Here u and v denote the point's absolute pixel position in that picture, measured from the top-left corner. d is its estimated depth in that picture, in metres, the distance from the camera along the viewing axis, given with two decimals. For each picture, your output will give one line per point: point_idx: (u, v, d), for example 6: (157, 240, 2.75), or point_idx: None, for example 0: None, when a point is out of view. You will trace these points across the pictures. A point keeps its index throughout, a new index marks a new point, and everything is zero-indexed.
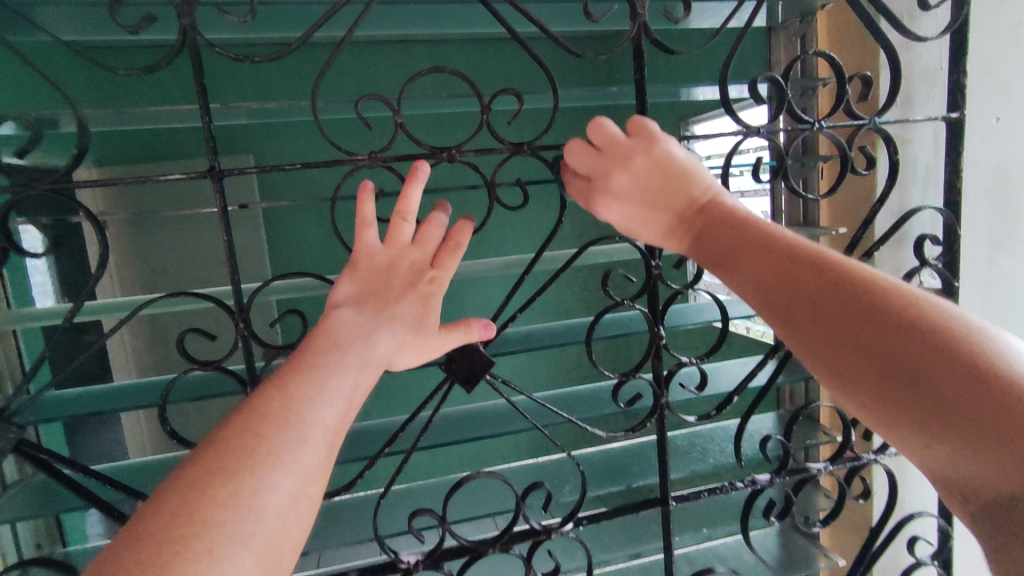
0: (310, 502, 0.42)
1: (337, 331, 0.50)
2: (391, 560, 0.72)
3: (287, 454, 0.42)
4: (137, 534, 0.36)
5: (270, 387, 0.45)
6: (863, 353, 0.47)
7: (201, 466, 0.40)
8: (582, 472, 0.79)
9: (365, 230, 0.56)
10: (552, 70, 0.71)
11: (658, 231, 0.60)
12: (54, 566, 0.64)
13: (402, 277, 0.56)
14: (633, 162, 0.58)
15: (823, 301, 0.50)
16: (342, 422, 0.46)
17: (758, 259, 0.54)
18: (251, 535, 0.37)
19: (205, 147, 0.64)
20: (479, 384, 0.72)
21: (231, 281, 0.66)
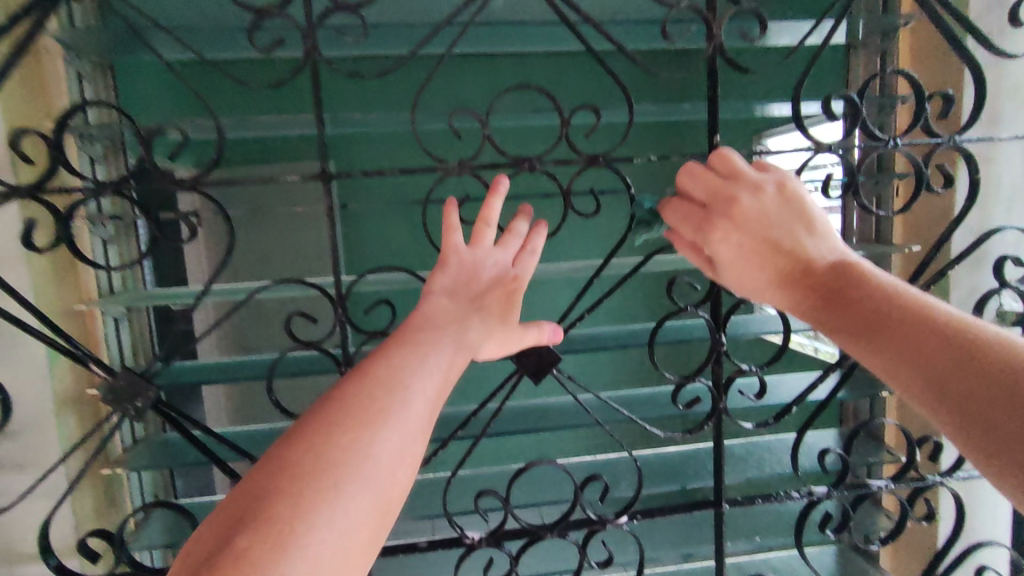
0: (412, 460, 0.49)
1: (432, 318, 0.58)
2: (458, 535, 0.79)
3: (395, 414, 0.49)
4: (278, 462, 0.45)
5: (378, 355, 0.53)
6: (1009, 408, 0.45)
7: (324, 416, 0.48)
8: (640, 469, 0.83)
9: (450, 234, 0.63)
10: (627, 88, 0.79)
11: (776, 272, 0.64)
12: (174, 510, 0.75)
13: (484, 277, 0.63)
14: (760, 193, 0.64)
15: (965, 357, 0.49)
16: (437, 394, 0.53)
17: (885, 312, 0.55)
18: (368, 479, 0.45)
19: (318, 153, 0.74)
20: (547, 376, 0.78)
21: (334, 272, 0.76)
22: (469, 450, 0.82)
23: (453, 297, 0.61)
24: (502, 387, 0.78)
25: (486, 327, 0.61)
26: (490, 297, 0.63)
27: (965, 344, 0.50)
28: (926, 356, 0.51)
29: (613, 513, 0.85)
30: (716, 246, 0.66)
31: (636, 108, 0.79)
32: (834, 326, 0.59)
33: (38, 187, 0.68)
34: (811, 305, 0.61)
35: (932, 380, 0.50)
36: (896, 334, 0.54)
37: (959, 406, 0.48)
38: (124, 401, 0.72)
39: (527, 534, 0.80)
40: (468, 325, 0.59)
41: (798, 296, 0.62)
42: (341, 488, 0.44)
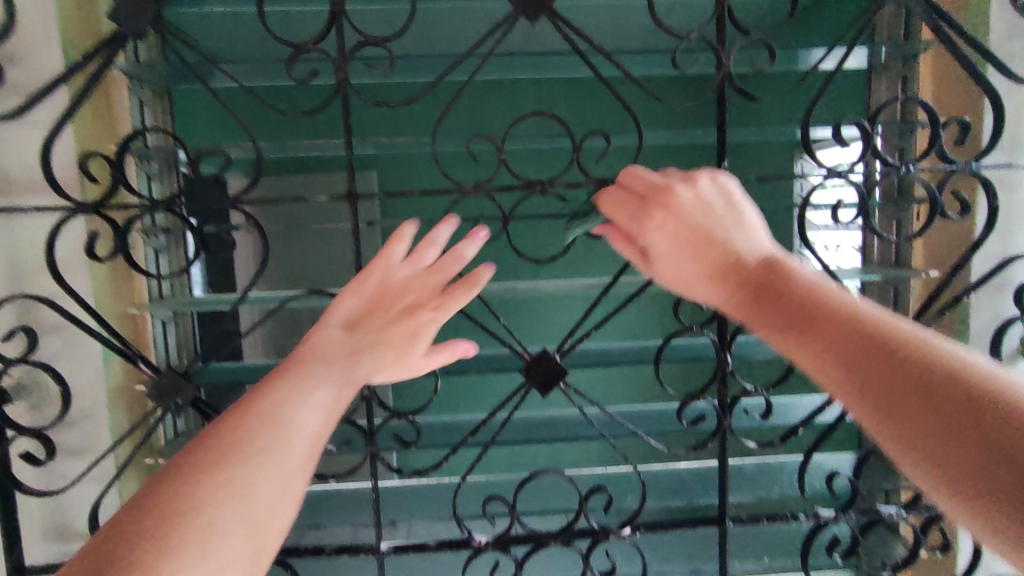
0: (290, 494, 0.57)
1: (324, 346, 0.64)
2: (465, 538, 0.81)
3: (272, 453, 0.56)
4: (153, 501, 0.52)
5: (261, 389, 0.59)
6: (929, 403, 0.46)
7: (200, 452, 0.55)
8: (643, 484, 0.85)
9: (395, 244, 0.67)
10: (637, 117, 0.82)
11: (705, 264, 0.62)
12: None
13: (397, 304, 0.67)
14: (693, 189, 0.64)
15: (888, 352, 0.50)
16: (317, 428, 0.60)
17: (812, 306, 0.55)
18: (237, 517, 0.53)
19: (345, 175, 0.80)
20: (554, 389, 0.82)
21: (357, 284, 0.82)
22: (478, 457, 0.86)
23: (349, 329, 0.65)
24: (511, 398, 0.82)
25: (377, 362, 0.66)
26: (393, 329, 0.67)
27: (888, 342, 0.50)
28: (853, 352, 0.51)
29: (617, 525, 0.87)
30: (652, 237, 0.65)
31: (646, 134, 0.82)
32: (762, 319, 0.57)
33: (100, 206, 0.79)
34: (739, 298, 0.59)
35: (858, 375, 0.50)
36: (821, 327, 0.53)
37: (885, 403, 0.48)
38: (165, 398, 0.79)
39: (531, 540, 0.82)
40: (357, 361, 0.64)
41: (726, 288, 0.61)
42: (209, 532, 0.51)
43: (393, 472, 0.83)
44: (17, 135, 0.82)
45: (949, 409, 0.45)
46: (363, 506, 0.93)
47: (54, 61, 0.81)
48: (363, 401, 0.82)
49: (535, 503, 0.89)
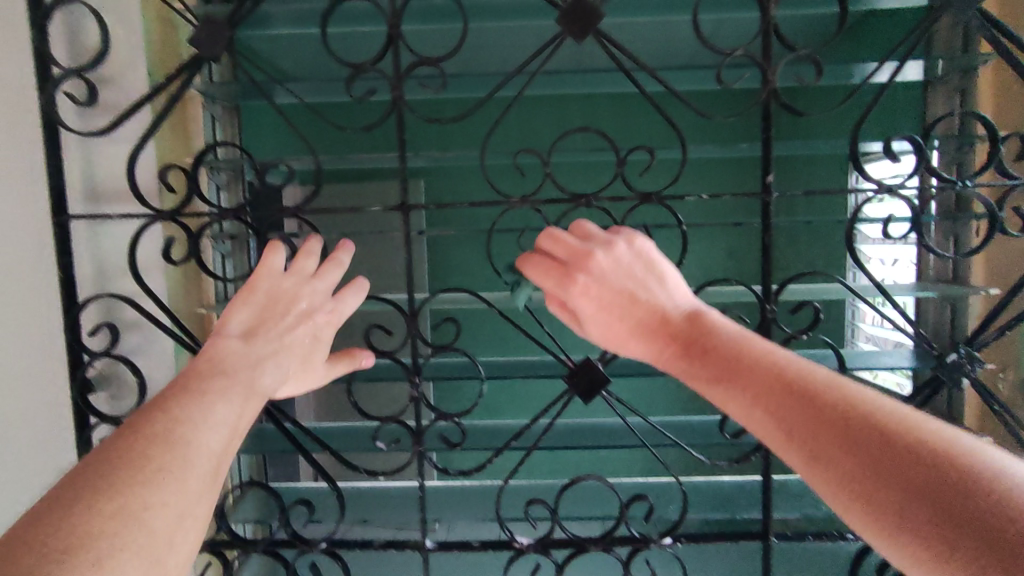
0: (195, 520, 0.54)
1: (228, 359, 0.64)
2: (507, 539, 0.85)
3: (173, 473, 0.54)
4: (28, 541, 0.46)
5: (155, 412, 0.57)
6: (841, 448, 0.50)
7: (86, 484, 0.50)
8: (685, 496, 0.85)
9: (270, 258, 0.71)
10: (681, 134, 0.83)
11: (636, 324, 0.65)
12: (263, 490, 0.87)
13: (293, 311, 0.71)
14: (614, 246, 0.68)
15: (802, 404, 0.54)
16: (225, 444, 0.59)
17: (735, 364, 0.59)
18: (138, 545, 0.49)
19: (399, 187, 0.84)
20: (596, 396, 0.84)
21: (408, 290, 0.86)
22: (521, 460, 0.88)
23: (246, 341, 0.67)
24: (554, 404, 0.85)
25: (284, 370, 0.68)
26: (292, 336, 0.70)
27: (809, 395, 0.54)
28: (781, 407, 0.55)
29: (658, 534, 0.88)
30: (576, 299, 0.66)
31: (690, 149, 0.83)
32: (696, 377, 0.61)
33: (176, 213, 0.86)
34: (673, 357, 0.63)
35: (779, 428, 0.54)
36: (744, 383, 0.57)
37: (816, 457, 0.52)
38: None
39: (571, 544, 0.85)
40: (261, 371, 0.66)
41: (659, 347, 0.64)
42: (100, 568, 0.46)
43: (440, 472, 0.87)
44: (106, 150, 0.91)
45: (872, 458, 0.49)
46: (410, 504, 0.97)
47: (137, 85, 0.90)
48: (412, 401, 0.86)
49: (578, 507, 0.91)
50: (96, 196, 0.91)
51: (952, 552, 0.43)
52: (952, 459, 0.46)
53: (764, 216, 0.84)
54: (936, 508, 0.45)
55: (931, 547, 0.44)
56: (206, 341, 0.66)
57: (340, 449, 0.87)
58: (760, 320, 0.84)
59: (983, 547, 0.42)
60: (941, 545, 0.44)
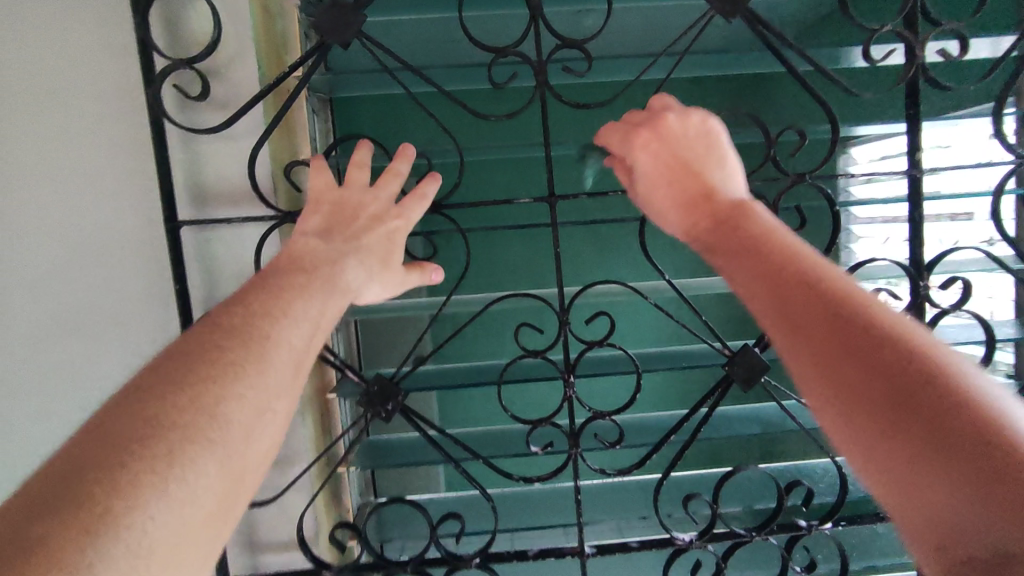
0: (272, 415, 0.52)
1: (308, 258, 0.63)
2: (668, 536, 0.86)
3: (250, 367, 0.52)
4: (100, 433, 0.44)
5: (234, 305, 0.56)
6: (824, 321, 0.53)
7: (159, 375, 0.49)
8: (842, 473, 0.87)
9: (319, 173, 0.71)
10: (833, 112, 0.79)
11: (684, 194, 0.69)
12: (408, 505, 0.85)
13: (363, 218, 0.69)
14: (690, 118, 0.71)
15: (798, 277, 0.56)
16: (307, 341, 0.57)
17: (745, 236, 0.62)
18: (211, 442, 0.47)
19: (546, 176, 0.80)
20: (756, 384, 0.82)
21: (557, 286, 0.83)
22: (677, 453, 0.87)
23: (324, 238, 0.66)
24: (716, 395, 0.83)
25: (366, 269, 0.67)
26: (365, 235, 0.68)
27: (815, 276, 0.56)
28: (781, 278, 0.57)
29: (817, 519, 0.87)
30: (636, 154, 0.71)
31: (843, 128, 0.80)
32: (716, 245, 0.64)
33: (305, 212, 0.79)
34: (703, 224, 0.67)
35: (768, 291, 0.57)
36: (750, 249, 0.60)
37: (796, 325, 0.54)
38: (376, 403, 0.80)
39: (731, 538, 0.86)
40: (342, 269, 0.64)
41: (693, 218, 0.68)
42: (170, 461, 0.44)
43: (597, 470, 0.86)
44: (219, 150, 0.83)
45: (846, 335, 0.51)
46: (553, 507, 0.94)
47: (252, 82, 0.81)
48: (565, 401, 0.84)
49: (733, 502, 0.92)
50: (205, 200, 0.83)
51: (890, 425, 0.46)
52: (930, 364, 0.47)
53: (914, 193, 0.82)
54: (899, 395, 0.46)
55: (884, 424, 0.47)
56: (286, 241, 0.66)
57: (491, 456, 0.85)
58: (908, 297, 0.84)
59: (923, 434, 0.44)
60: (889, 425, 0.46)
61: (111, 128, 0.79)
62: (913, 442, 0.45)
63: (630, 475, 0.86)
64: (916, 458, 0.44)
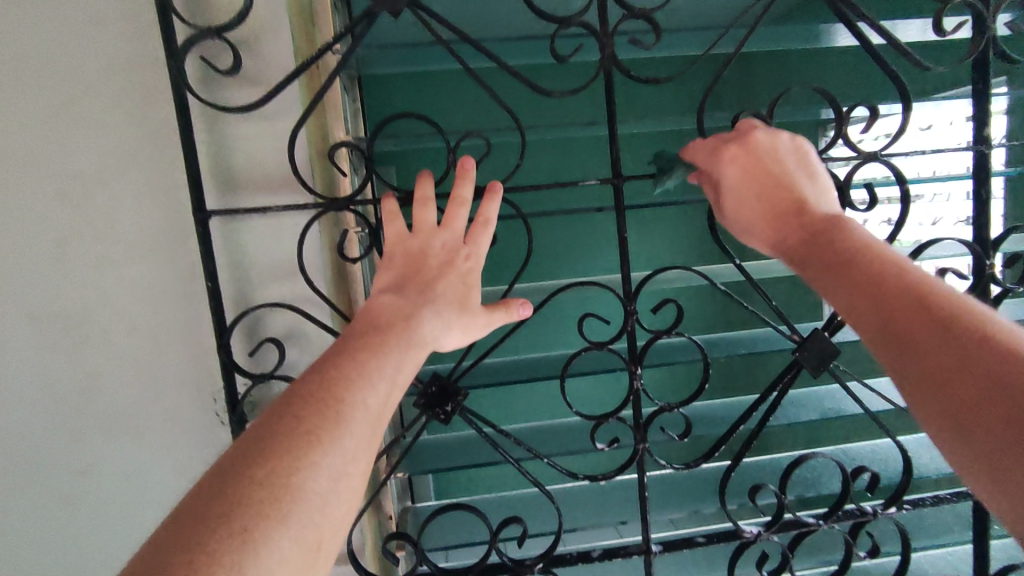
0: (350, 483, 0.49)
1: (383, 312, 0.62)
2: (734, 529, 0.83)
3: (331, 438, 0.49)
4: (182, 516, 0.42)
5: (311, 371, 0.54)
6: (954, 359, 0.46)
7: (241, 449, 0.47)
8: (905, 455, 0.84)
9: (392, 223, 0.70)
10: (905, 86, 0.76)
11: (772, 202, 0.62)
12: (464, 511, 0.79)
13: (437, 257, 0.68)
14: (778, 136, 0.65)
15: (917, 307, 0.49)
16: (384, 405, 0.54)
17: (844, 256, 0.55)
18: (292, 516, 0.43)
19: (612, 155, 0.73)
20: (827, 370, 0.77)
21: (623, 273, 0.78)
22: (745, 442, 0.83)
23: (399, 293, 0.65)
24: (782, 384, 0.79)
25: (441, 316, 0.65)
26: (441, 282, 0.67)
27: (922, 293, 0.50)
28: (883, 296, 0.51)
29: (880, 505, 0.86)
30: (722, 168, 0.65)
31: (913, 102, 0.77)
32: (800, 258, 0.58)
33: (353, 199, 0.72)
34: (790, 239, 0.60)
35: (880, 324, 0.51)
36: (852, 274, 0.53)
37: (906, 346, 0.49)
38: (434, 405, 0.75)
39: (797, 528, 0.83)
40: (419, 320, 0.62)
41: (778, 231, 0.61)
42: (247, 539, 0.41)
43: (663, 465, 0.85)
44: (251, 132, 0.75)
45: (966, 357, 0.45)
46: (612, 504, 0.90)
47: (286, 58, 0.74)
48: (630, 395, 0.79)
49: (796, 490, 0.90)
50: (235, 187, 0.75)
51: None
52: None
53: (979, 169, 0.80)
54: None
55: None
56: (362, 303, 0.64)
57: (553, 454, 0.80)
58: (972, 276, 0.82)
59: None
60: None
61: (127, 108, 0.70)
62: None
63: (700, 467, 0.85)
64: None
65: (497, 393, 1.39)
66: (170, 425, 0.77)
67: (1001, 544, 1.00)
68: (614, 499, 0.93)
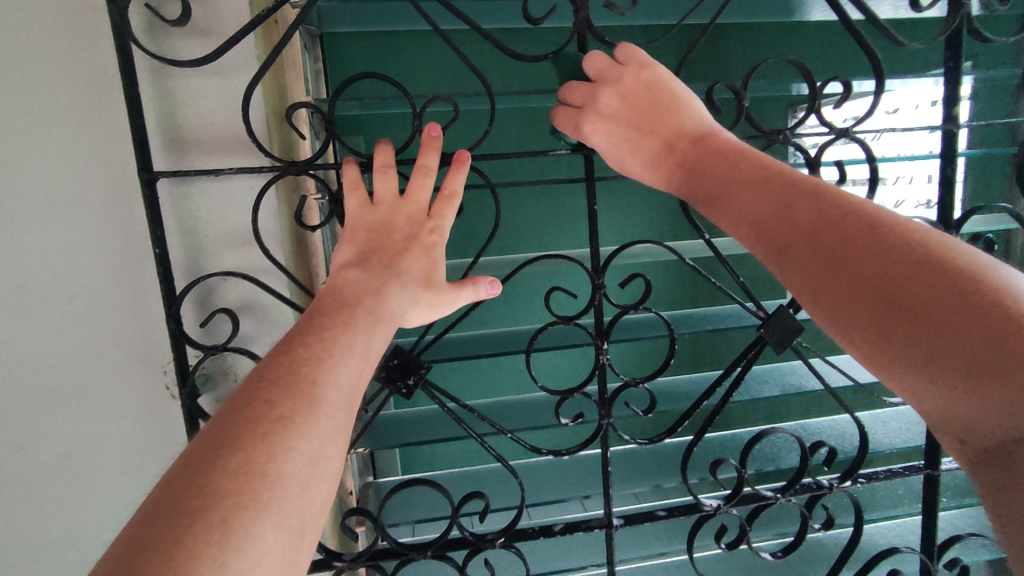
0: (327, 464, 0.47)
1: (350, 288, 0.59)
2: (695, 503, 0.83)
3: (304, 420, 0.47)
4: (150, 511, 0.39)
5: (277, 353, 0.51)
6: (828, 266, 0.49)
7: (209, 438, 0.44)
8: (862, 430, 0.85)
9: (354, 193, 0.67)
10: (880, 63, 0.75)
11: (643, 155, 0.65)
12: (427, 485, 0.78)
13: (402, 230, 0.66)
14: (623, 82, 0.64)
15: (794, 222, 0.52)
16: (355, 385, 0.52)
17: (728, 190, 0.57)
18: (272, 504, 0.41)
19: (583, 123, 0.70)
20: (790, 347, 0.77)
21: (591, 246, 0.77)
22: (708, 417, 0.83)
23: (364, 266, 0.62)
24: (746, 360, 0.78)
25: (409, 291, 0.63)
26: (408, 257, 0.64)
27: (800, 197, 0.52)
28: (761, 216, 0.54)
29: (836, 478, 0.87)
30: (591, 139, 0.65)
31: (887, 79, 0.76)
32: (692, 195, 0.62)
33: (312, 163, 0.68)
34: (680, 178, 0.63)
35: (767, 242, 0.54)
36: (735, 202, 0.56)
37: (789, 258, 0.52)
38: (396, 378, 0.72)
39: (756, 501, 0.84)
40: (385, 296, 0.60)
41: (665, 169, 0.64)
42: (228, 531, 0.38)
43: (627, 440, 0.85)
44: (204, 88, 0.71)
45: (856, 278, 0.47)
46: (576, 479, 0.91)
47: (241, 8, 0.70)
48: (596, 370, 0.78)
49: (756, 464, 0.91)
50: (185, 148, 0.71)
51: (894, 343, 0.45)
52: (946, 295, 0.43)
53: (946, 149, 0.80)
54: (925, 334, 0.43)
55: (911, 361, 0.44)
56: (327, 278, 0.62)
57: (517, 429, 0.79)
58: None
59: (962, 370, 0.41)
60: (920, 363, 0.43)
61: (57, 56, 0.64)
62: (929, 358, 0.43)
63: (664, 441, 0.85)
64: (946, 376, 0.42)
65: (462, 368, 1.37)
66: (118, 400, 0.73)
67: (947, 515, 1.04)
68: (577, 474, 0.93)
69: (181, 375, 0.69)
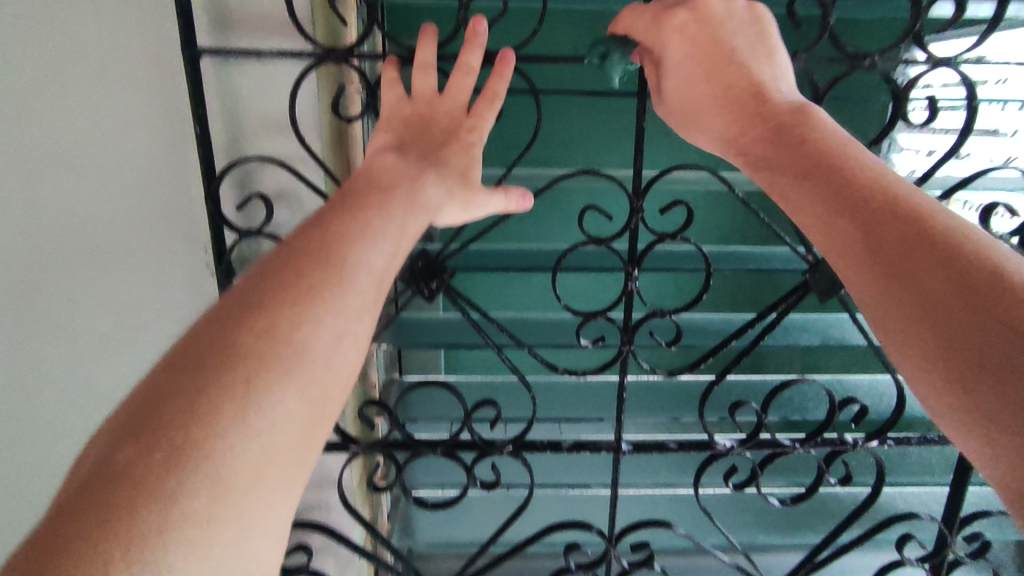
0: (354, 340, 0.48)
1: (388, 171, 0.57)
2: (708, 440, 0.82)
3: (333, 294, 0.47)
4: (176, 360, 0.41)
5: (308, 227, 0.50)
6: (914, 259, 0.46)
7: (237, 302, 0.45)
8: (900, 391, 0.81)
9: (391, 87, 0.65)
10: None
11: (713, 83, 0.60)
12: (443, 388, 0.80)
13: (441, 124, 0.63)
14: (733, 5, 0.61)
15: (881, 208, 0.49)
16: (387, 267, 0.52)
17: (811, 161, 0.54)
18: (293, 370, 0.43)
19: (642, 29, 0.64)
20: (835, 297, 0.72)
21: (634, 166, 0.72)
22: (736, 356, 0.81)
23: (402, 154, 0.60)
24: (784, 305, 0.74)
25: (445, 184, 0.61)
26: (447, 150, 0.62)
27: (889, 189, 0.50)
28: (846, 194, 0.51)
29: (862, 437, 0.84)
30: (668, 40, 0.61)
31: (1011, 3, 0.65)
32: (759, 154, 0.57)
33: (353, 51, 0.66)
34: (748, 129, 0.58)
35: (847, 220, 0.50)
36: (817, 174, 0.53)
37: (869, 242, 0.49)
38: (420, 281, 0.73)
39: (771, 447, 0.82)
40: (420, 189, 0.58)
41: (733, 115, 0.59)
42: (248, 390, 0.40)
43: (646, 369, 0.84)
44: None
45: (937, 275, 0.45)
46: (591, 399, 0.91)
47: None
48: (624, 296, 0.76)
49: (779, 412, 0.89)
50: (230, 26, 0.70)
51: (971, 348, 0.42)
52: None
53: None
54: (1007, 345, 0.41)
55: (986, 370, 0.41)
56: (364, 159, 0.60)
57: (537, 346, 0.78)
58: None
59: None
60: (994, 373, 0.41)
61: None
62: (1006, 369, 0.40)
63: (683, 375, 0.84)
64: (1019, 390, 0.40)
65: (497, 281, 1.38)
66: (162, 269, 0.77)
67: (978, 490, 1.01)
68: (592, 395, 0.93)
69: (218, 255, 0.72)
